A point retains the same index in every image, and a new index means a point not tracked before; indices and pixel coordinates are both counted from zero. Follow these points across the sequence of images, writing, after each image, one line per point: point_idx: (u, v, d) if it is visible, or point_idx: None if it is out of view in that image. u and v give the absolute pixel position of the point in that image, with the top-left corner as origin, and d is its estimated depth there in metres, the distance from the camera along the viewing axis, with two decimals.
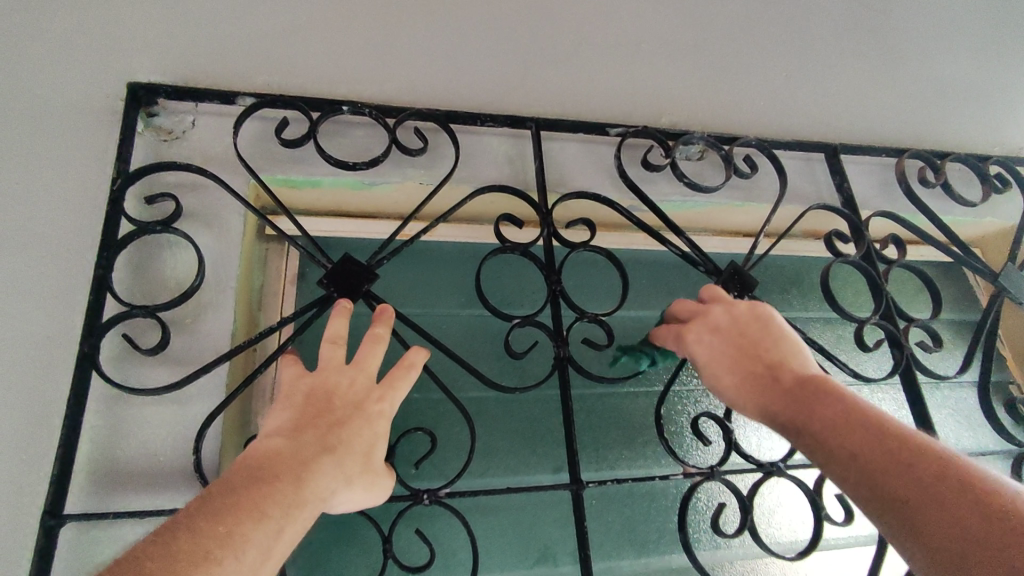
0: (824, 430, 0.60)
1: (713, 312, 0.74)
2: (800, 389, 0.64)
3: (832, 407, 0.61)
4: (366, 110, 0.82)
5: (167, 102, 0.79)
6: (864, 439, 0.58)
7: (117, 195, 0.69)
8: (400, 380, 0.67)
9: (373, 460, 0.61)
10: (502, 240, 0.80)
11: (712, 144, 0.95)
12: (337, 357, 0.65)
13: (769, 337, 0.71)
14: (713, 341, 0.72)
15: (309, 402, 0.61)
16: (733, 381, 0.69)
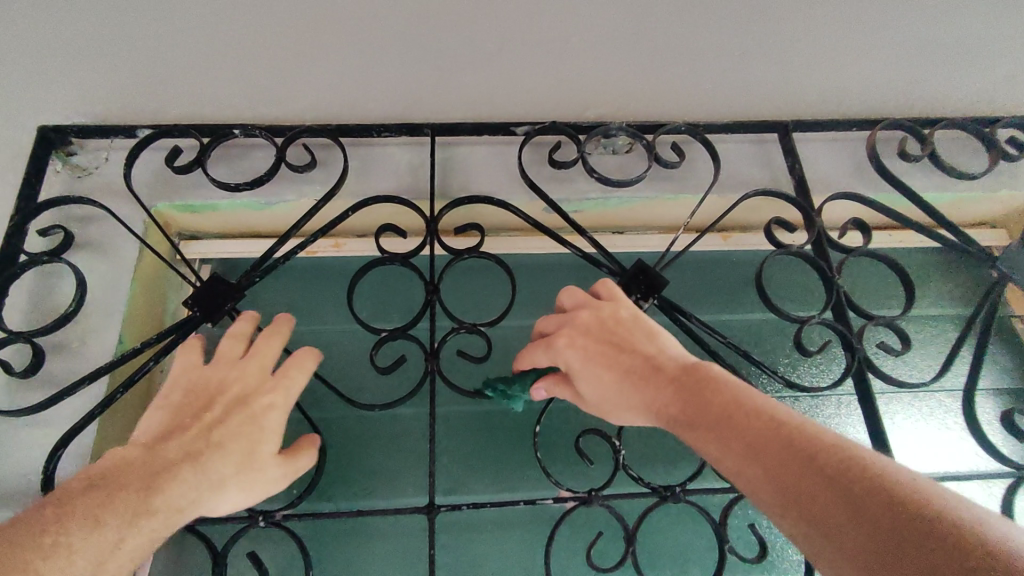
0: (706, 420, 0.54)
1: (581, 315, 0.68)
2: (678, 380, 0.59)
3: (710, 396, 0.56)
4: (256, 132, 0.82)
5: (81, 140, 0.84)
6: (744, 422, 0.52)
7: (14, 230, 0.76)
8: (295, 372, 0.66)
9: (257, 456, 0.61)
10: (381, 251, 0.77)
11: (630, 133, 0.85)
12: (230, 353, 0.66)
13: (638, 333, 0.65)
14: (584, 343, 0.65)
15: (187, 400, 0.62)
16: (611, 382, 0.63)
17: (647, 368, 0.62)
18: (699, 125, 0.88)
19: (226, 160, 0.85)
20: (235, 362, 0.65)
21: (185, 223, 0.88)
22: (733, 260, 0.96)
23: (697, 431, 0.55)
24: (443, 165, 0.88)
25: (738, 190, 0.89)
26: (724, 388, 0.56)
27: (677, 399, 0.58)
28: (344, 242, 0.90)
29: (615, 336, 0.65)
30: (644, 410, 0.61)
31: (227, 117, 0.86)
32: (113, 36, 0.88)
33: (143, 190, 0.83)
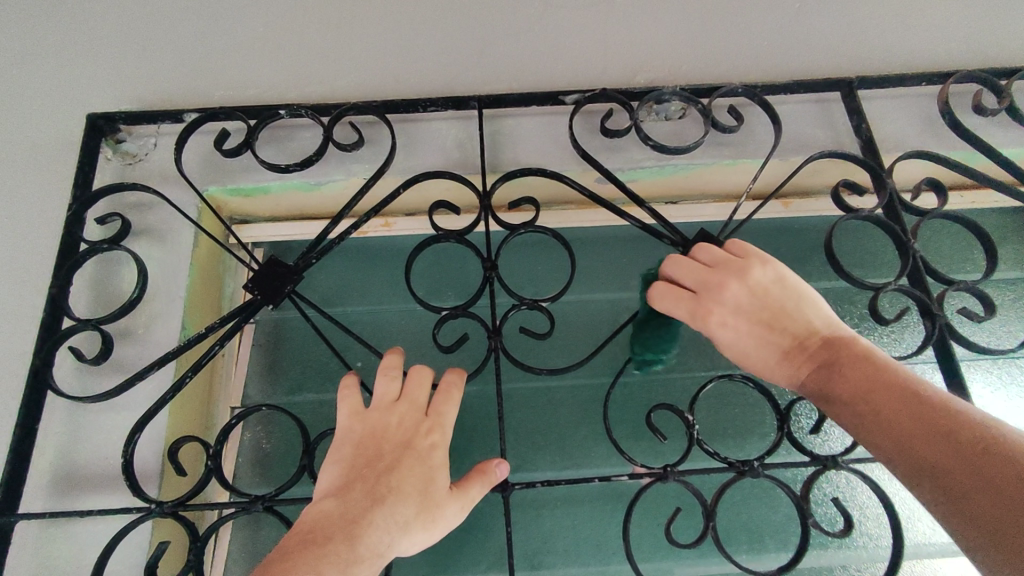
0: (856, 393, 0.53)
1: (726, 278, 0.63)
2: (828, 354, 0.57)
3: (860, 370, 0.54)
4: (301, 111, 0.80)
5: (129, 127, 0.84)
6: (890, 395, 0.51)
7: (74, 219, 0.75)
8: (446, 404, 0.62)
9: (435, 495, 0.57)
10: (436, 228, 0.75)
11: (686, 98, 0.81)
12: (387, 394, 0.62)
13: (791, 301, 0.62)
14: (737, 319, 0.62)
15: (361, 453, 0.58)
16: (764, 351, 0.61)
17: (799, 341, 0.60)
18: (758, 87, 0.84)
19: (273, 141, 0.84)
20: (391, 405, 0.61)
21: (233, 206, 0.87)
22: (795, 228, 0.93)
23: (841, 402, 0.54)
24: (493, 139, 0.84)
25: (802, 153, 0.85)
26: (870, 365, 0.54)
27: (828, 370, 0.56)
28: (394, 220, 0.89)
29: (767, 306, 0.62)
30: (790, 379, 0.60)
31: (273, 100, 0.86)
32: (159, 32, 0.88)
33: (194, 175, 0.82)
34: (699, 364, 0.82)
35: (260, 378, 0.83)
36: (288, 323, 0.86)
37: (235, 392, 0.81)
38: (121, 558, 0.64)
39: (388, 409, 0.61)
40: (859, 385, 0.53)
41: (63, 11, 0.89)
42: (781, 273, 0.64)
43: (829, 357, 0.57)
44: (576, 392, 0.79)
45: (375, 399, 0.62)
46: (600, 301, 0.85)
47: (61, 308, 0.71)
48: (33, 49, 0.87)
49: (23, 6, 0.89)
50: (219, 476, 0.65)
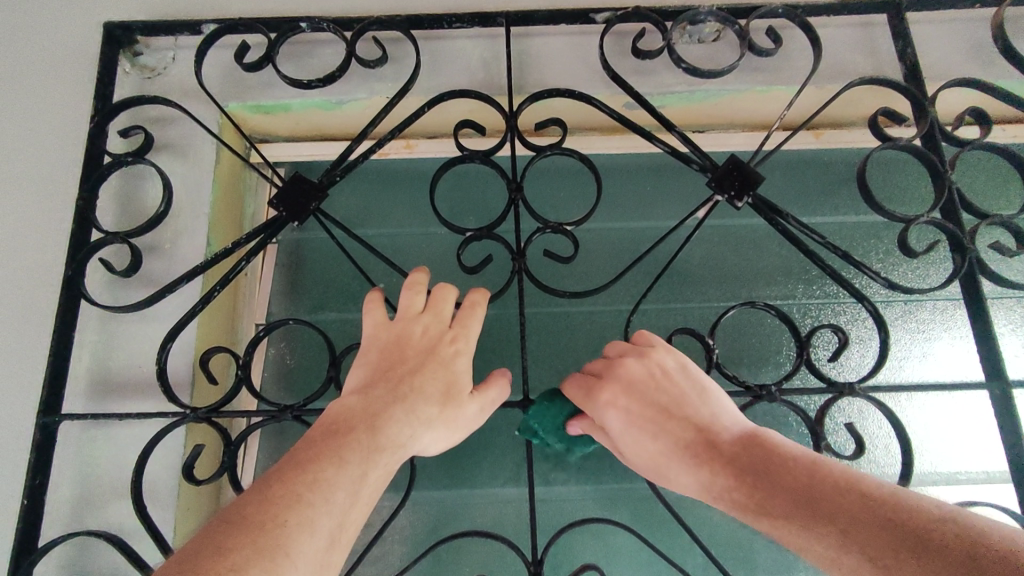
0: (778, 496, 0.48)
1: (610, 387, 0.60)
2: (739, 455, 0.52)
3: (772, 475, 0.49)
4: (322, 24, 0.78)
5: (146, 38, 0.82)
6: (815, 491, 0.46)
7: (96, 131, 0.75)
8: (471, 319, 0.63)
9: (456, 395, 0.59)
10: (461, 148, 0.74)
11: (722, 18, 0.78)
12: (413, 305, 0.63)
13: (690, 393, 0.58)
14: (627, 399, 0.59)
15: (385, 357, 0.60)
16: (660, 453, 0.56)
17: (701, 438, 0.55)
18: (798, 8, 0.79)
19: (294, 57, 0.82)
20: (416, 315, 0.62)
21: (254, 124, 0.85)
22: (825, 160, 0.90)
23: (767, 507, 0.48)
24: (519, 59, 0.82)
25: (840, 80, 0.81)
26: (787, 464, 0.50)
27: (744, 470, 0.51)
28: (416, 142, 0.87)
29: (665, 394, 0.58)
30: (703, 484, 0.53)
31: (293, 12, 0.83)
32: None
33: (215, 90, 0.81)
34: (718, 295, 0.83)
35: (284, 296, 0.84)
36: (310, 244, 0.86)
37: (260, 309, 0.83)
38: (159, 457, 0.68)
39: (412, 319, 0.62)
40: (778, 489, 0.48)
41: None
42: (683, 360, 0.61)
43: (731, 456, 0.52)
44: (596, 319, 0.80)
45: (400, 311, 0.63)
46: (622, 228, 0.84)
47: (89, 221, 0.72)
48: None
49: None
50: (249, 385, 0.67)
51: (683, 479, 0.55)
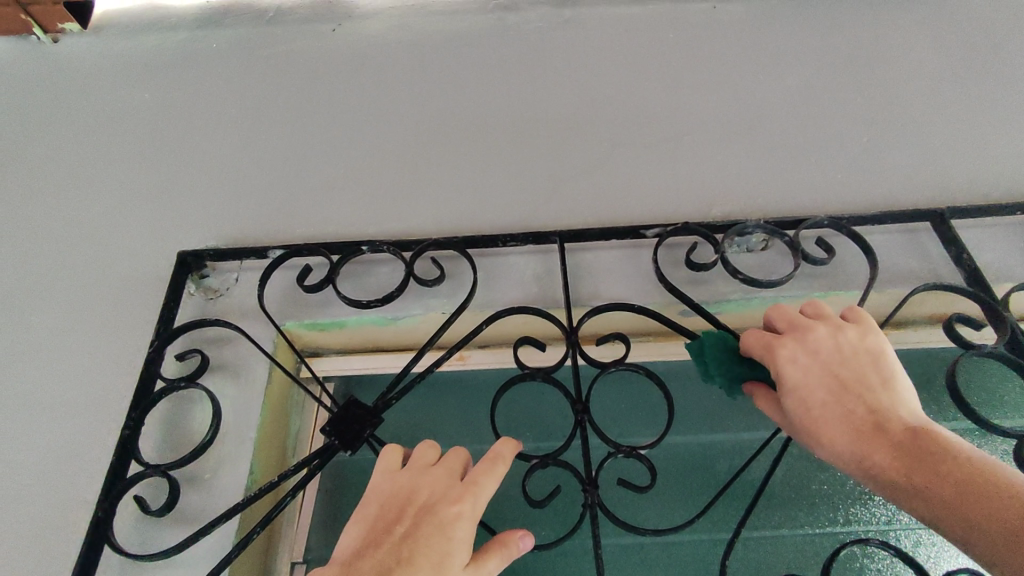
0: (972, 504, 0.46)
1: (789, 345, 0.62)
2: (912, 445, 0.51)
3: (1004, 509, 0.45)
4: (383, 247, 0.81)
5: (214, 263, 0.86)
6: (1016, 508, 0.44)
7: (155, 356, 0.75)
8: (483, 476, 0.57)
9: (450, 567, 0.50)
10: (521, 364, 0.72)
11: (771, 231, 0.80)
12: (422, 459, 0.59)
13: (874, 374, 0.58)
14: (817, 369, 0.59)
15: (384, 513, 0.55)
16: (854, 447, 0.54)
17: (873, 417, 0.55)
18: (843, 218, 0.82)
19: (354, 277, 0.84)
20: (426, 468, 0.58)
21: (308, 340, 0.85)
22: (897, 362, 0.86)
23: (958, 517, 0.46)
24: (573, 272, 0.83)
25: (901, 284, 0.80)
26: (990, 483, 0.46)
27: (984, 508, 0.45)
28: (469, 355, 0.86)
29: (848, 369, 0.59)
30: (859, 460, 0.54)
31: (358, 236, 0.88)
32: (255, 182, 0.95)
33: (275, 310, 0.82)
34: (813, 521, 0.73)
35: (324, 525, 0.77)
36: (360, 465, 0.81)
37: (297, 543, 0.74)
38: None
39: (421, 475, 0.58)
40: None
41: (173, 169, 0.98)
42: (876, 345, 0.61)
43: (966, 477, 0.48)
44: (678, 551, 0.71)
45: (412, 461, 0.60)
46: (692, 443, 0.78)
47: (130, 451, 0.69)
48: (145, 196, 0.96)
49: (141, 168, 0.99)
50: None
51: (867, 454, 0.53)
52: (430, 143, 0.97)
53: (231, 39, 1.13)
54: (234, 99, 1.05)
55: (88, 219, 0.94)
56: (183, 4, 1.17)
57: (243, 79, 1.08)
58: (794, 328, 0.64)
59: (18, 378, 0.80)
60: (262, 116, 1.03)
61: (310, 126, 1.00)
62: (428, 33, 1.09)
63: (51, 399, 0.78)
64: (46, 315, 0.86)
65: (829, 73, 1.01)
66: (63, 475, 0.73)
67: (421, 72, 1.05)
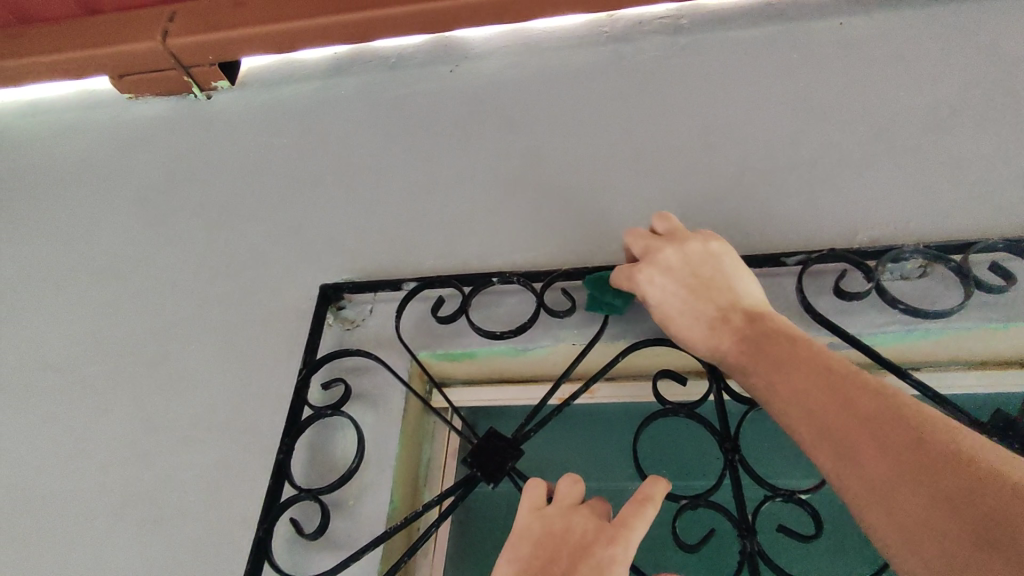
0: (774, 365, 0.60)
1: (665, 250, 0.72)
2: (746, 333, 0.64)
3: (799, 367, 0.59)
4: (513, 278, 0.82)
5: (351, 296, 0.90)
6: (803, 367, 0.58)
7: (303, 384, 0.80)
8: (635, 517, 0.54)
9: None
10: (661, 399, 0.69)
11: (933, 256, 0.73)
12: (569, 496, 0.57)
13: (726, 272, 0.70)
14: (674, 288, 0.69)
15: (538, 553, 0.54)
16: (708, 343, 0.66)
17: (719, 312, 0.67)
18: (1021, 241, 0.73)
19: (484, 308, 0.85)
20: (573, 507, 0.57)
21: (438, 370, 0.86)
22: None
23: (770, 373, 0.60)
24: None
25: None
26: (797, 348, 0.61)
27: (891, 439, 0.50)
28: (598, 388, 0.83)
29: (704, 271, 0.70)
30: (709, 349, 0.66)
31: (485, 269, 0.90)
32: (384, 218, 1.00)
33: (409, 340, 0.84)
34: None
35: (463, 556, 0.79)
36: (493, 497, 0.82)
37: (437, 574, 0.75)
38: None
39: (569, 514, 0.56)
40: (882, 420, 0.51)
41: (310, 207, 1.06)
42: (727, 250, 0.71)
43: (819, 361, 0.58)
44: None
45: (557, 499, 0.58)
46: None
47: (285, 474, 0.73)
48: (287, 232, 1.04)
49: (282, 206, 1.08)
50: None
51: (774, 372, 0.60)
52: (549, 175, 0.98)
53: (358, 86, 1.21)
54: (363, 140, 1.13)
55: (238, 255, 1.03)
56: (315, 57, 1.27)
57: (370, 122, 1.15)
58: (646, 253, 0.72)
59: (186, 401, 0.89)
60: (388, 156, 1.09)
61: (433, 163, 1.05)
62: (542, 68, 1.12)
63: (216, 424, 0.86)
64: (206, 345, 0.94)
65: (984, 82, 0.92)
66: (230, 496, 0.80)
67: (537, 106, 1.07)
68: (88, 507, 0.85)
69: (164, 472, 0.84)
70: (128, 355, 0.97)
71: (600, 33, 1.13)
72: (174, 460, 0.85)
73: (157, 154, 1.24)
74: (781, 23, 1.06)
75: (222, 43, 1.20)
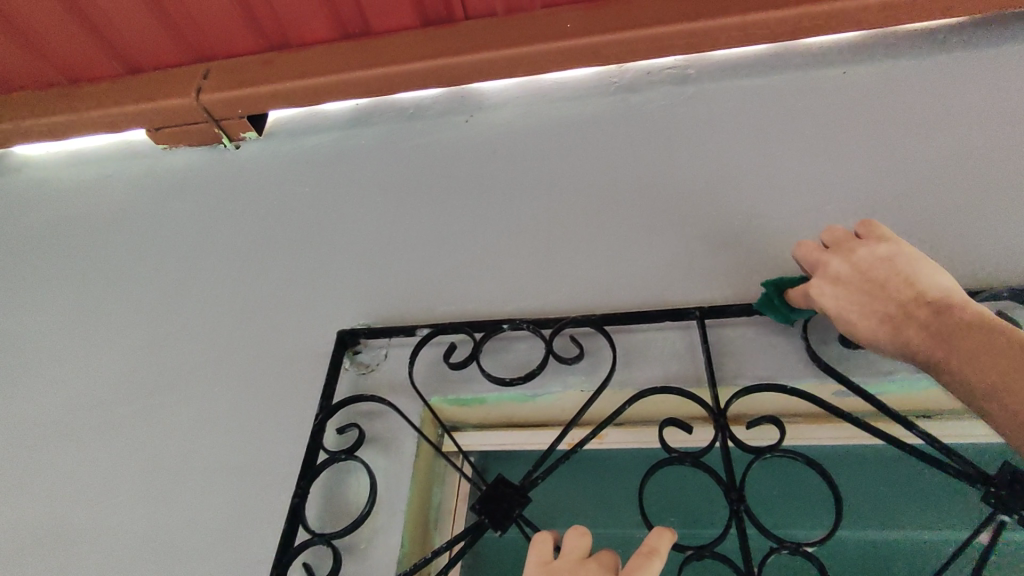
0: (969, 358, 0.59)
1: (835, 259, 0.72)
2: (936, 327, 0.62)
3: (1010, 358, 0.56)
4: (523, 325, 0.85)
5: (367, 340, 0.93)
6: (1016, 357, 0.56)
7: (319, 428, 0.82)
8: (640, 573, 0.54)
9: None
10: (667, 447, 0.70)
11: None
12: (575, 550, 0.58)
13: (909, 269, 0.67)
14: (846, 295, 0.69)
15: None
16: (895, 342, 0.66)
17: (902, 311, 0.66)
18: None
19: (495, 354, 0.88)
20: (579, 562, 0.57)
21: (450, 414, 0.88)
22: None
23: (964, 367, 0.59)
24: (714, 350, 0.81)
25: None
26: (999, 337, 0.58)
27: None
28: (606, 433, 0.83)
29: (876, 274, 0.68)
30: (900, 346, 0.65)
31: (497, 314, 0.93)
32: (401, 263, 1.04)
33: (422, 385, 0.87)
34: None
35: None
36: (502, 542, 0.83)
37: None
38: None
39: (577, 568, 0.57)
40: None
41: (331, 252, 1.10)
42: (899, 250, 0.69)
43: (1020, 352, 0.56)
44: None
45: (564, 552, 0.59)
46: None
47: (298, 517, 0.75)
48: (308, 276, 1.08)
49: (304, 251, 1.13)
50: None
51: (970, 361, 0.58)
52: (559, 221, 1.01)
53: (379, 134, 1.27)
54: (382, 187, 1.18)
55: (261, 297, 1.08)
56: (338, 107, 1.34)
57: (389, 169, 1.20)
58: (817, 267, 0.74)
59: (207, 440, 0.93)
60: (406, 203, 1.13)
61: (448, 209, 1.10)
62: (553, 117, 1.17)
63: (235, 464, 0.89)
64: (227, 386, 0.97)
65: (988, 130, 0.94)
66: (246, 537, 0.82)
67: (548, 153, 1.12)
68: (110, 544, 0.88)
69: (184, 512, 0.87)
70: (154, 393, 1.01)
71: (610, 83, 1.17)
72: (193, 500, 0.88)
73: (187, 200, 1.31)
74: (786, 72, 1.09)
75: (252, 97, 1.27)
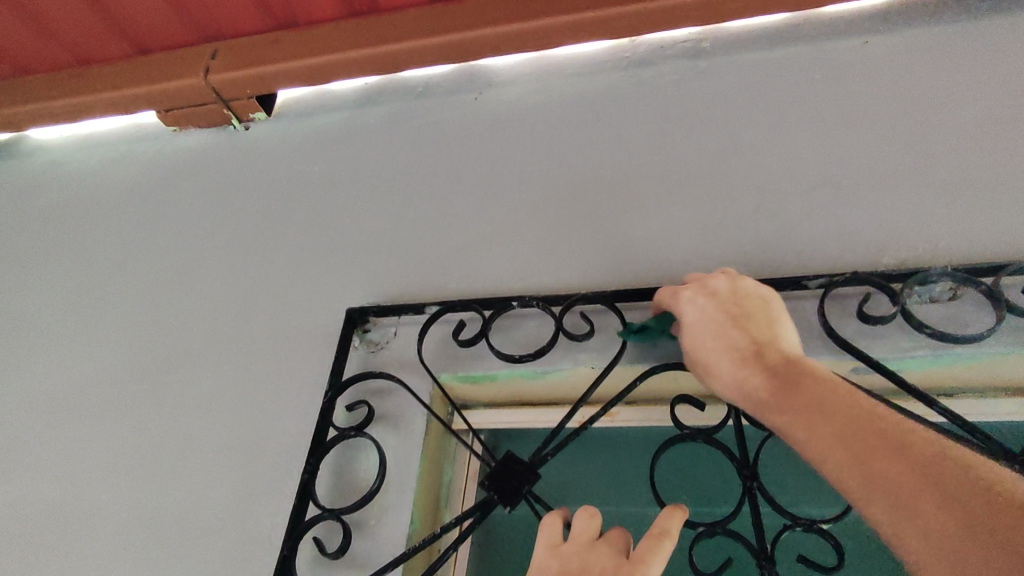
0: (802, 407, 0.54)
1: (693, 290, 0.69)
2: (782, 370, 0.58)
3: (843, 412, 0.52)
4: (533, 302, 0.84)
5: (376, 319, 0.93)
6: (836, 410, 0.52)
7: (328, 405, 0.82)
8: (652, 553, 0.54)
9: None
10: (678, 424, 0.69)
11: (963, 279, 0.71)
12: (586, 532, 0.57)
13: (761, 313, 0.64)
14: (706, 327, 0.65)
15: None
16: (735, 375, 0.61)
17: (752, 349, 0.61)
18: None
19: (504, 331, 0.87)
20: (590, 543, 0.57)
21: (460, 392, 0.88)
22: None
23: (795, 417, 0.54)
24: None
25: None
26: (831, 389, 0.54)
27: (918, 486, 0.45)
28: (617, 411, 0.83)
29: (740, 309, 0.65)
30: (734, 386, 0.61)
31: (506, 293, 0.92)
32: (409, 242, 1.03)
33: (431, 363, 0.86)
34: None
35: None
36: (513, 519, 0.83)
37: None
38: None
39: (588, 549, 0.56)
40: (923, 470, 0.45)
41: (339, 232, 1.10)
42: (763, 292, 0.67)
43: (849, 408, 0.52)
44: None
45: (574, 534, 0.58)
46: None
47: (308, 493, 0.75)
48: (316, 256, 1.08)
49: (312, 231, 1.12)
50: None
51: (799, 410, 0.54)
52: (569, 198, 1.00)
53: (387, 113, 1.25)
54: (390, 167, 1.17)
55: (270, 277, 1.08)
56: (346, 87, 1.32)
57: (397, 148, 1.19)
58: (676, 298, 0.70)
59: (218, 418, 0.93)
60: (414, 183, 1.12)
61: (456, 188, 1.08)
62: (564, 94, 1.14)
63: (246, 441, 0.89)
64: (238, 364, 0.98)
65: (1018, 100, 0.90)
66: (256, 512, 0.83)
67: (558, 131, 1.10)
68: (123, 518, 0.89)
69: (196, 487, 0.88)
70: (166, 372, 1.02)
71: (622, 58, 1.15)
72: (205, 475, 0.89)
73: (196, 181, 1.31)
74: (804, 43, 1.06)
75: (259, 77, 1.26)
